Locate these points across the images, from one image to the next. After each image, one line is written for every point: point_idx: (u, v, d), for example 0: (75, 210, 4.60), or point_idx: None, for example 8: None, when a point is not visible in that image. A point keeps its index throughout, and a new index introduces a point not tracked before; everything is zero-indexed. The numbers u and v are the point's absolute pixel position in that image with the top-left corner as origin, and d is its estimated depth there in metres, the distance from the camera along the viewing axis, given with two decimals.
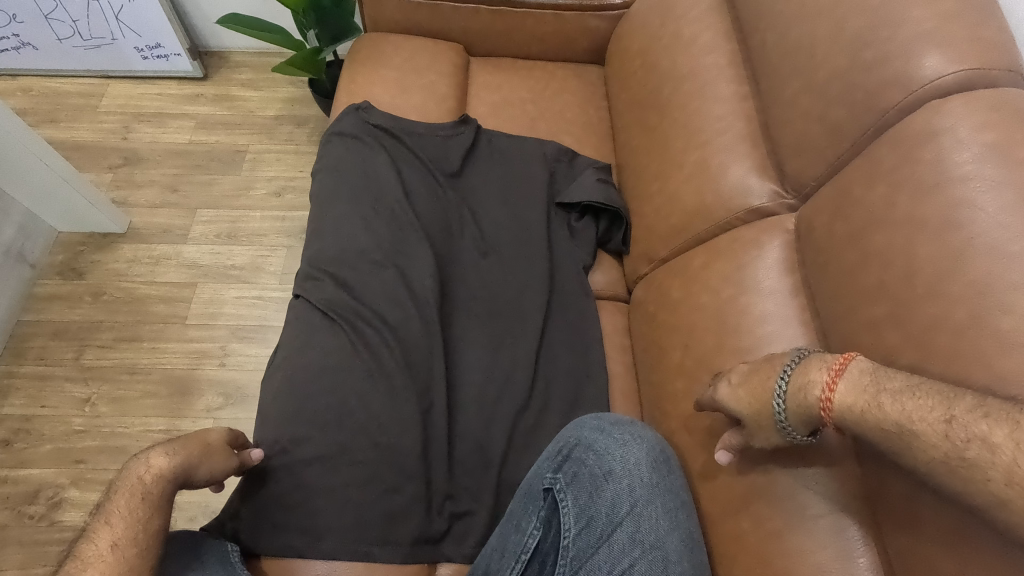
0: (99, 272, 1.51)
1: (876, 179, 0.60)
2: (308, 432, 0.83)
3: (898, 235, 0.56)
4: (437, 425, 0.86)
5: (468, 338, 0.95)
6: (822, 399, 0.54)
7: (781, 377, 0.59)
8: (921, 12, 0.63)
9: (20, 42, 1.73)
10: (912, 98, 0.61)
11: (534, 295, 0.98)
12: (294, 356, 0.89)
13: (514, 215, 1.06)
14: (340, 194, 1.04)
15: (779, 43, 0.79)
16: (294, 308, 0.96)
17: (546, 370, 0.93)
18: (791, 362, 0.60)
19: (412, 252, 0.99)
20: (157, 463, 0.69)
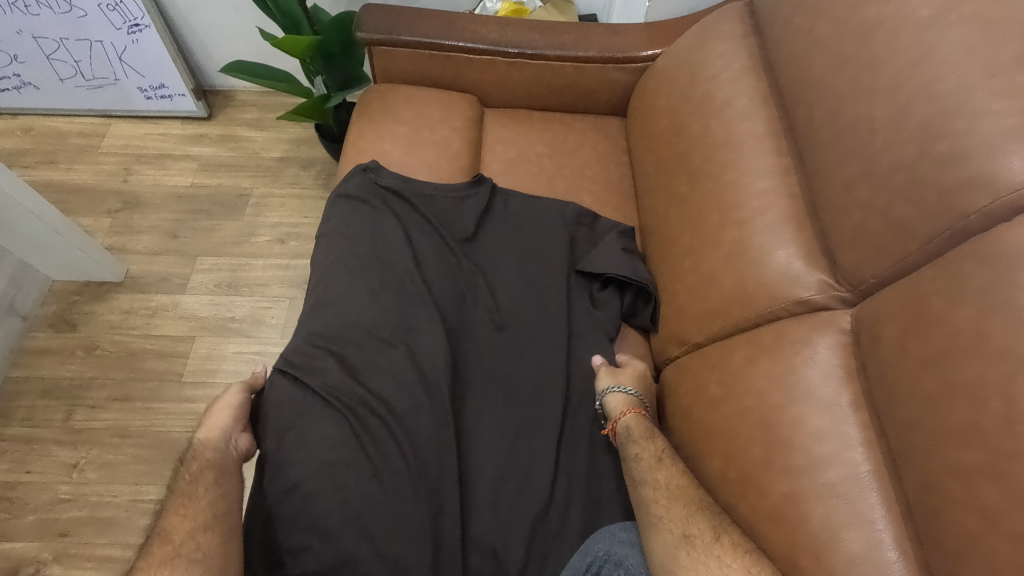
0: (92, 324, 1.44)
1: (960, 299, 0.52)
2: (308, 538, 0.75)
3: (993, 369, 0.48)
4: (449, 529, 0.78)
5: (482, 424, 0.87)
6: (619, 413, 0.80)
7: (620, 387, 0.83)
8: (1005, 103, 0.55)
9: (21, 82, 1.67)
10: (998, 204, 0.53)
11: (554, 377, 0.90)
12: (286, 448, 0.80)
13: (531, 286, 0.99)
14: (345, 264, 0.97)
15: (829, 120, 0.72)
16: (276, 386, 0.86)
17: (569, 463, 0.85)
18: (633, 391, 0.83)
19: (420, 328, 0.92)
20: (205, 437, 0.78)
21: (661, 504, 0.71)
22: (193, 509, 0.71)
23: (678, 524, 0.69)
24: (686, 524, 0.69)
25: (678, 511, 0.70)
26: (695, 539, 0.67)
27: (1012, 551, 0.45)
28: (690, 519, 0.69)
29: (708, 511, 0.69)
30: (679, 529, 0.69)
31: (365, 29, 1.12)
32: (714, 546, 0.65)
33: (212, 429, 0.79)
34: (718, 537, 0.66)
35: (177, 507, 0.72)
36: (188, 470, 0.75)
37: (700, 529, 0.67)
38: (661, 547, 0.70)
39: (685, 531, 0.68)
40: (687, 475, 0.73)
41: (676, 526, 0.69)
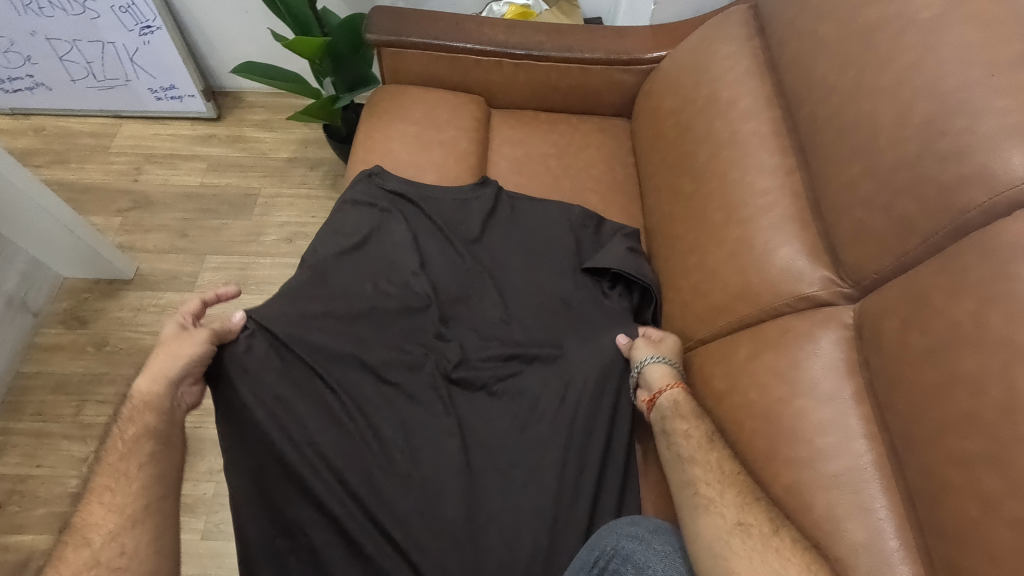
0: (102, 320, 1.46)
1: (960, 292, 0.54)
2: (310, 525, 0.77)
3: (992, 360, 0.50)
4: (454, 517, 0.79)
5: (482, 418, 0.88)
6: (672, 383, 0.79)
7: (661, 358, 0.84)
8: (1006, 102, 0.56)
9: (34, 83, 1.70)
10: (997, 200, 0.54)
11: (560, 370, 0.91)
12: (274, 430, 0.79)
13: (537, 286, 1.00)
14: (348, 260, 0.98)
15: (832, 120, 0.73)
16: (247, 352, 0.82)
17: (580, 454, 0.84)
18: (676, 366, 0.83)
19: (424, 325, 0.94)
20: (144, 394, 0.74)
21: (710, 488, 0.68)
22: (124, 489, 0.69)
23: (730, 510, 0.65)
24: (740, 511, 0.65)
25: (731, 496, 0.66)
26: (752, 526, 0.63)
27: (1012, 536, 0.46)
28: (745, 506, 0.65)
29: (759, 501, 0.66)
30: (733, 515, 0.65)
31: (374, 30, 1.14)
32: (773, 538, 0.62)
33: (154, 385, 0.75)
34: (776, 529, 0.62)
35: (103, 496, 0.69)
36: (123, 434, 0.73)
37: (756, 517, 0.64)
38: (708, 531, 0.65)
39: (739, 518, 0.64)
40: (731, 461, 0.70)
41: (729, 512, 0.65)
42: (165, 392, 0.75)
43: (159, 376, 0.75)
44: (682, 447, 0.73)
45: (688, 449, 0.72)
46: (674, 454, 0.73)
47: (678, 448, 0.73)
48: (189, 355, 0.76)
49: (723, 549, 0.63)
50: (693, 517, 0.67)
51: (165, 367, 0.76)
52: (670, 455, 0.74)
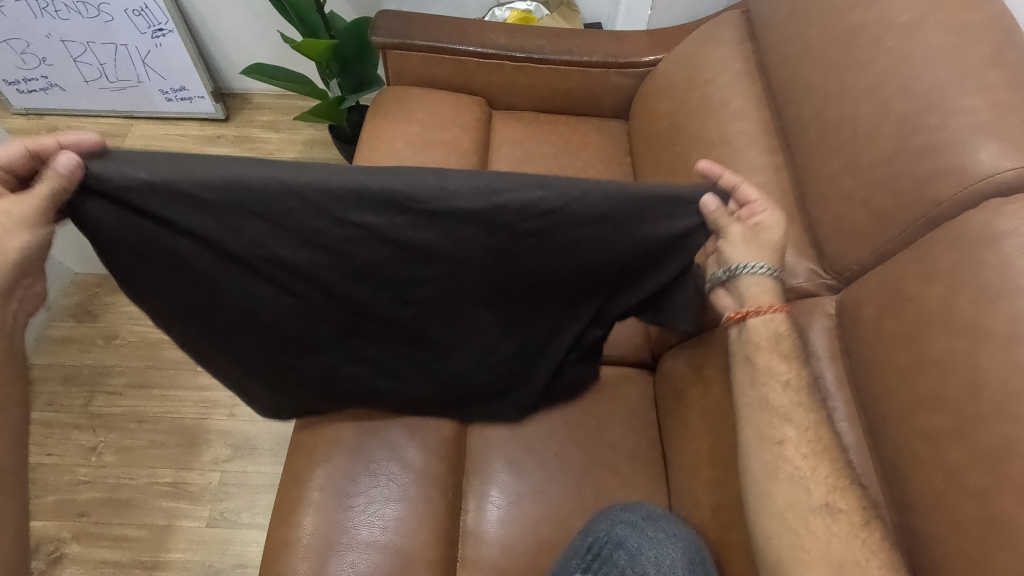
0: (112, 314, 1.50)
1: (931, 279, 0.57)
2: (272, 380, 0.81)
3: (959, 342, 0.53)
4: (419, 392, 0.84)
5: (455, 311, 0.76)
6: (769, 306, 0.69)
7: (761, 268, 0.70)
8: (974, 102, 0.59)
9: (48, 83, 1.74)
10: (967, 192, 0.58)
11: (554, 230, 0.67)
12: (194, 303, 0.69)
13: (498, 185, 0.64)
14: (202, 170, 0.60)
15: (816, 119, 0.76)
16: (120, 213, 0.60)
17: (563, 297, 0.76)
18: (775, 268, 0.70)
19: (384, 231, 0.65)
20: None
21: (802, 461, 0.65)
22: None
23: (820, 490, 0.64)
24: (831, 493, 0.63)
25: (825, 473, 0.64)
26: (840, 511, 0.62)
27: (974, 506, 0.49)
28: (837, 490, 0.63)
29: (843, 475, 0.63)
30: (821, 495, 0.64)
31: (380, 34, 1.18)
32: (861, 530, 0.60)
33: None
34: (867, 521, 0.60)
35: None
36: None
37: (848, 503, 0.62)
38: (781, 497, 0.65)
39: (829, 500, 0.63)
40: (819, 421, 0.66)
41: (818, 489, 0.64)
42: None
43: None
44: (778, 401, 0.67)
45: (781, 401, 0.67)
46: (762, 400, 0.68)
47: (770, 396, 0.67)
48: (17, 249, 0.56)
49: (797, 525, 0.64)
50: (769, 480, 0.66)
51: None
52: (754, 398, 0.68)
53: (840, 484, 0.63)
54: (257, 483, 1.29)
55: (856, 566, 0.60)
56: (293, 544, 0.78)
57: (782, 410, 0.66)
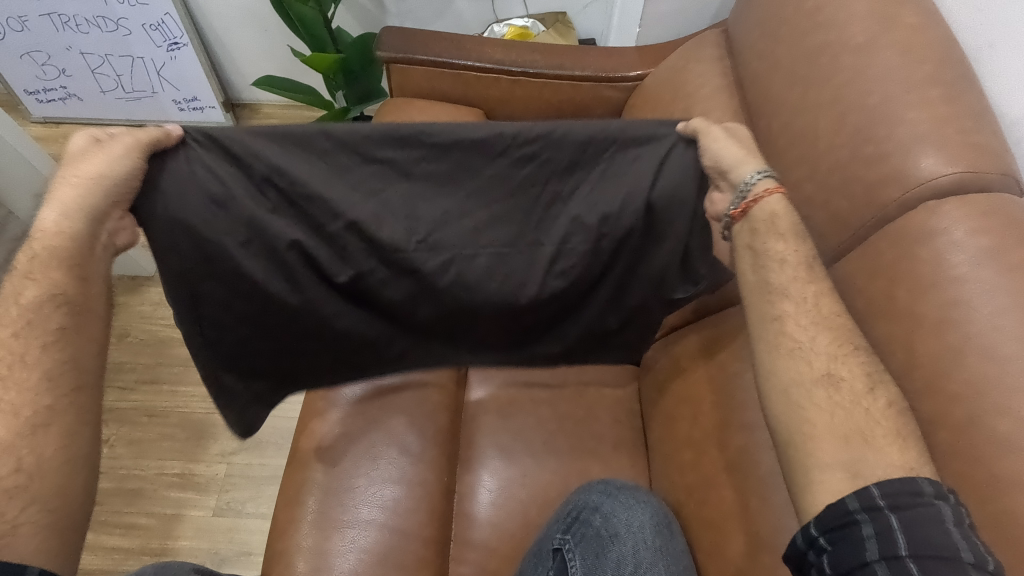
0: (125, 313, 1.56)
1: (877, 273, 0.64)
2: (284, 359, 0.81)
3: (899, 328, 0.60)
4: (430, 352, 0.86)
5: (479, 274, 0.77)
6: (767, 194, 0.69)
7: (757, 172, 0.70)
8: (917, 114, 0.66)
9: (67, 94, 1.80)
10: (909, 196, 0.64)
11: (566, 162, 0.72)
12: (241, 265, 0.69)
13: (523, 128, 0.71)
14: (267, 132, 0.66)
15: (783, 129, 0.81)
16: (207, 157, 0.65)
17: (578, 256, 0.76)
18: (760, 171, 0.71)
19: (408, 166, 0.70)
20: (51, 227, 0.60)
21: (802, 336, 0.64)
22: (21, 382, 0.60)
23: (820, 362, 0.63)
24: (831, 362, 0.62)
25: (825, 342, 0.63)
26: (842, 380, 0.61)
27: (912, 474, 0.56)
28: (837, 361, 0.62)
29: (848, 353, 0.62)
30: (822, 366, 0.63)
31: (384, 49, 1.26)
32: (865, 397, 0.59)
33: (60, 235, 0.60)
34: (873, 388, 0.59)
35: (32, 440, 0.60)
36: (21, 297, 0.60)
37: (850, 371, 0.61)
38: (785, 371, 0.64)
39: (830, 369, 0.62)
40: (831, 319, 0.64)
41: (818, 359, 0.63)
42: (82, 228, 0.61)
43: (72, 212, 0.60)
44: (778, 278, 0.67)
45: (779, 279, 0.67)
46: (759, 282, 0.69)
47: (767, 275, 0.68)
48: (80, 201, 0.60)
49: (802, 398, 0.62)
50: (771, 357, 0.66)
51: (76, 192, 0.61)
52: (756, 281, 0.69)
53: (840, 351, 0.62)
54: (262, 475, 1.34)
55: (861, 437, 0.58)
56: (297, 522, 0.84)
57: (781, 288, 0.67)
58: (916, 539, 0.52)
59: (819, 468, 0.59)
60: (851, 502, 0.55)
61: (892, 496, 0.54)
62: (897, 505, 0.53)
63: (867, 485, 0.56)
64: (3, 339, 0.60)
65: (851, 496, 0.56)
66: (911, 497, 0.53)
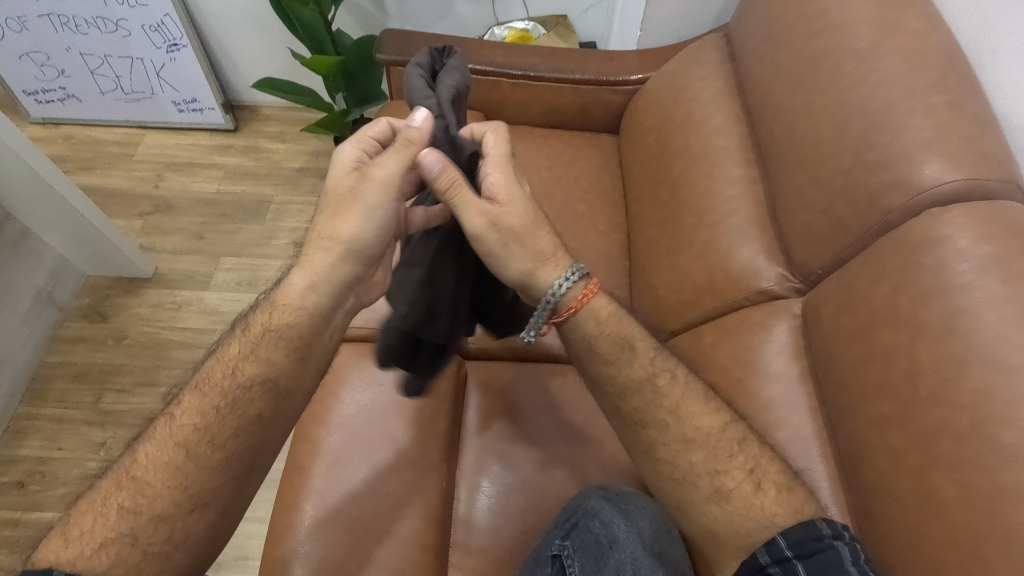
0: (123, 315, 1.55)
1: (879, 279, 0.64)
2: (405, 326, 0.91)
3: (901, 335, 0.59)
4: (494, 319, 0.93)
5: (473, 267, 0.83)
6: (577, 305, 0.72)
7: (566, 278, 0.72)
8: (921, 121, 0.65)
9: (66, 94, 1.79)
10: (912, 202, 0.64)
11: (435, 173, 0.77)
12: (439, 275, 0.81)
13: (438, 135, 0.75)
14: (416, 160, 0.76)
15: (785, 135, 0.80)
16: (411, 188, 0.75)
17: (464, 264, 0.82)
18: (569, 275, 0.72)
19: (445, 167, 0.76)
20: (297, 288, 0.72)
21: (681, 459, 0.69)
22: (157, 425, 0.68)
23: (706, 478, 0.67)
24: (713, 479, 0.67)
25: (699, 459, 0.68)
26: (731, 492, 0.66)
27: (912, 484, 0.55)
28: (719, 472, 0.67)
29: (734, 457, 0.67)
30: (706, 484, 0.67)
31: (384, 52, 1.25)
32: (756, 497, 0.65)
33: (302, 301, 0.71)
34: (759, 484, 0.65)
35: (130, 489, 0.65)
36: (240, 364, 0.70)
37: (735, 478, 0.66)
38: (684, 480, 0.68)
39: (717, 486, 0.67)
40: (715, 417, 0.69)
41: (702, 480, 0.67)
42: (326, 300, 0.72)
43: (317, 285, 0.71)
44: (628, 406, 0.72)
45: (631, 405, 0.72)
46: (615, 410, 0.73)
47: (618, 404, 0.72)
48: (322, 280, 0.71)
49: (711, 499, 0.67)
50: (654, 475, 0.71)
51: (325, 264, 0.71)
52: (608, 405, 0.73)
53: (711, 467, 0.67)
54: (260, 479, 1.34)
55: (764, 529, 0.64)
56: (295, 527, 0.83)
57: (637, 416, 0.71)
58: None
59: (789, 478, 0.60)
60: (762, 556, 0.62)
61: (797, 546, 0.61)
62: (802, 554, 0.60)
63: (773, 537, 0.63)
64: (203, 409, 0.68)
65: (761, 550, 0.63)
66: (815, 542, 0.60)
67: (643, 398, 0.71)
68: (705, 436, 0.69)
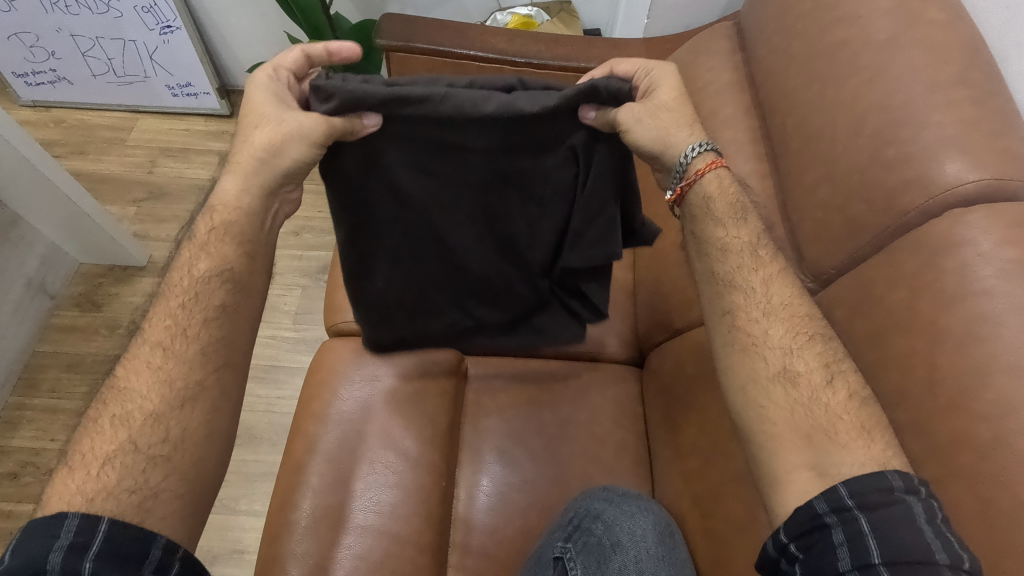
0: (116, 304, 1.53)
1: (897, 282, 0.62)
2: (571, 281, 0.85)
3: (920, 341, 0.58)
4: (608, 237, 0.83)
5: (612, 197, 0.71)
6: (697, 179, 0.70)
7: (694, 148, 0.69)
8: (943, 117, 0.63)
9: (56, 77, 1.75)
10: (934, 202, 0.61)
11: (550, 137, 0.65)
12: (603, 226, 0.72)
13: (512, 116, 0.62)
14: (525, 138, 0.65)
15: (799, 128, 0.78)
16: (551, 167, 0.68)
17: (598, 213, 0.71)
18: (699, 147, 0.69)
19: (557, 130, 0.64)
20: (229, 190, 0.69)
21: (756, 328, 0.66)
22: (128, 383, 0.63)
23: (781, 358, 0.65)
24: (788, 358, 0.64)
25: (780, 337, 0.65)
26: (799, 374, 0.63)
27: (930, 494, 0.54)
28: (794, 353, 0.64)
29: (817, 344, 0.64)
30: (779, 363, 0.64)
31: (383, 37, 1.22)
32: (825, 391, 0.61)
33: (243, 192, 0.69)
34: (833, 380, 0.62)
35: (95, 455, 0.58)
36: (194, 282, 0.67)
37: (808, 364, 0.63)
38: (745, 372, 0.66)
39: (787, 366, 0.64)
40: (796, 300, 0.67)
41: (774, 356, 0.65)
42: (256, 204, 0.69)
43: (248, 187, 0.69)
44: (722, 268, 0.70)
45: (726, 267, 0.70)
46: (709, 272, 0.71)
47: (713, 265, 0.71)
48: (256, 182, 0.68)
49: (762, 398, 0.64)
50: (727, 357, 0.68)
51: (250, 168, 0.68)
52: (702, 271, 0.72)
53: (795, 345, 0.65)
54: (256, 471, 1.32)
55: (824, 433, 0.60)
56: (291, 525, 0.82)
57: (727, 279, 0.69)
58: (888, 546, 0.51)
59: (786, 469, 0.60)
60: (818, 505, 0.55)
61: (861, 495, 0.54)
62: (866, 505, 0.54)
63: (833, 485, 0.56)
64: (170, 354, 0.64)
65: (820, 498, 0.56)
66: (883, 495, 0.53)
67: (736, 257, 0.70)
68: (789, 314, 0.67)
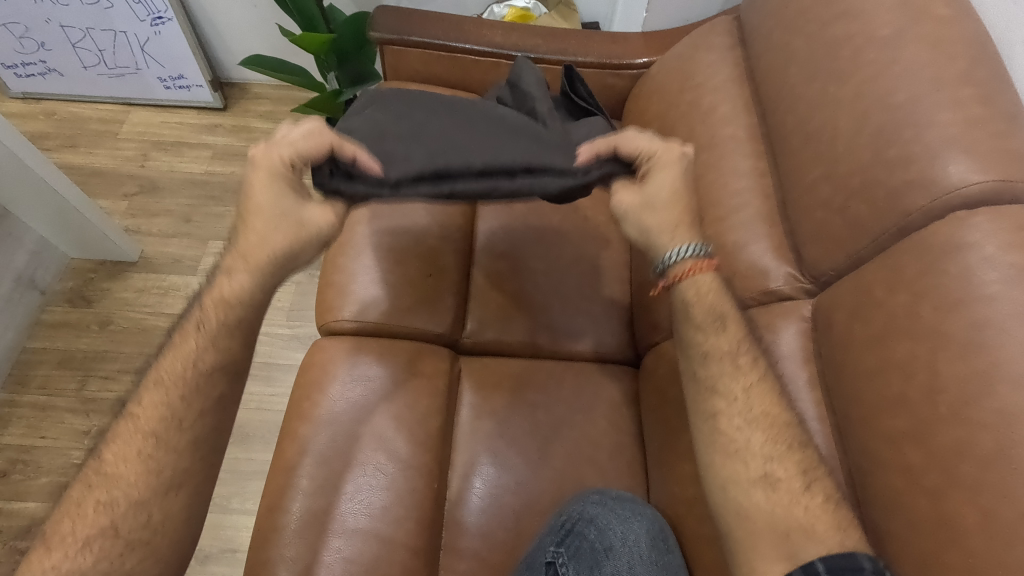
0: (107, 300, 1.51)
1: (898, 286, 0.60)
2: None
3: (920, 347, 0.56)
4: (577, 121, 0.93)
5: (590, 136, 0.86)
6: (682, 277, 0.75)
7: (680, 250, 0.75)
8: (948, 115, 0.61)
9: (46, 68, 1.72)
10: (936, 203, 0.60)
11: None
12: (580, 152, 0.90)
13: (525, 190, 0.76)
14: None
15: (799, 126, 0.76)
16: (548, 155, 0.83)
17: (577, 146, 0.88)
18: (686, 249, 0.75)
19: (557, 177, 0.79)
20: (236, 280, 0.69)
21: (738, 435, 0.69)
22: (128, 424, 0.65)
23: (760, 461, 0.67)
24: (768, 464, 0.66)
25: (760, 443, 0.67)
26: (779, 480, 0.65)
27: (928, 504, 0.53)
28: (773, 460, 0.66)
29: (796, 449, 0.66)
30: (759, 467, 0.67)
31: (377, 29, 1.19)
32: (802, 496, 0.63)
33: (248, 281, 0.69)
34: (809, 485, 0.64)
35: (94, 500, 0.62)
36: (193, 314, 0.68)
37: (787, 471, 0.65)
38: (724, 471, 0.68)
39: (767, 471, 0.66)
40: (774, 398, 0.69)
41: (755, 461, 0.67)
42: (262, 293, 0.70)
43: (255, 275, 0.69)
44: (705, 372, 0.73)
45: (707, 372, 0.72)
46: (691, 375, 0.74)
47: (695, 369, 0.73)
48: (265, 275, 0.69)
49: (742, 497, 0.66)
50: (709, 452, 0.70)
51: (259, 264, 0.68)
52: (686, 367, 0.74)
53: (774, 452, 0.66)
54: (248, 470, 1.31)
55: (802, 531, 0.62)
56: (280, 529, 0.81)
57: (709, 382, 0.72)
58: None
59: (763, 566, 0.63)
60: None
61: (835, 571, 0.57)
62: None
63: (811, 563, 0.60)
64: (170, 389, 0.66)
65: None
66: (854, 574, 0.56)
67: (719, 364, 0.72)
68: (769, 423, 0.68)
